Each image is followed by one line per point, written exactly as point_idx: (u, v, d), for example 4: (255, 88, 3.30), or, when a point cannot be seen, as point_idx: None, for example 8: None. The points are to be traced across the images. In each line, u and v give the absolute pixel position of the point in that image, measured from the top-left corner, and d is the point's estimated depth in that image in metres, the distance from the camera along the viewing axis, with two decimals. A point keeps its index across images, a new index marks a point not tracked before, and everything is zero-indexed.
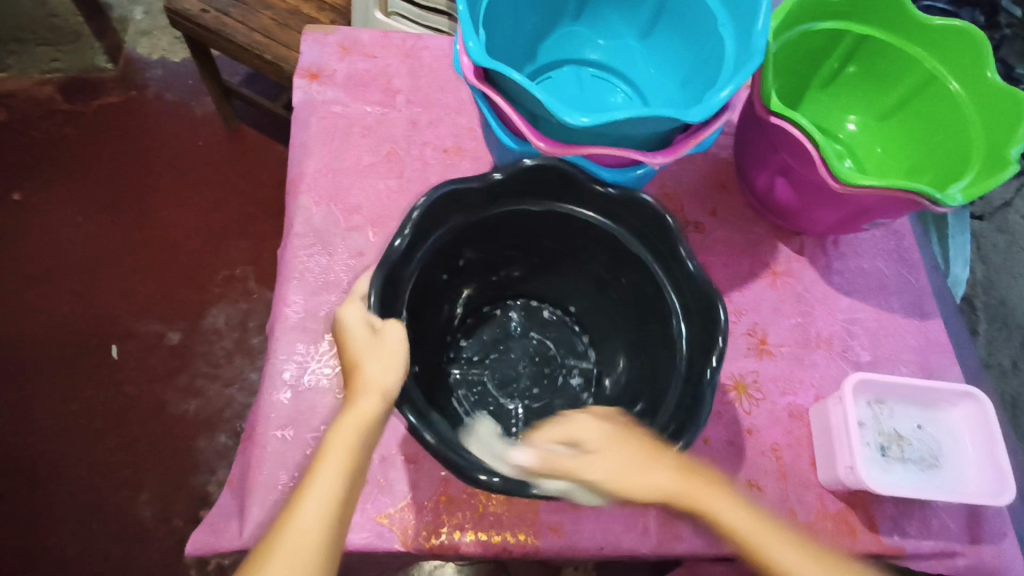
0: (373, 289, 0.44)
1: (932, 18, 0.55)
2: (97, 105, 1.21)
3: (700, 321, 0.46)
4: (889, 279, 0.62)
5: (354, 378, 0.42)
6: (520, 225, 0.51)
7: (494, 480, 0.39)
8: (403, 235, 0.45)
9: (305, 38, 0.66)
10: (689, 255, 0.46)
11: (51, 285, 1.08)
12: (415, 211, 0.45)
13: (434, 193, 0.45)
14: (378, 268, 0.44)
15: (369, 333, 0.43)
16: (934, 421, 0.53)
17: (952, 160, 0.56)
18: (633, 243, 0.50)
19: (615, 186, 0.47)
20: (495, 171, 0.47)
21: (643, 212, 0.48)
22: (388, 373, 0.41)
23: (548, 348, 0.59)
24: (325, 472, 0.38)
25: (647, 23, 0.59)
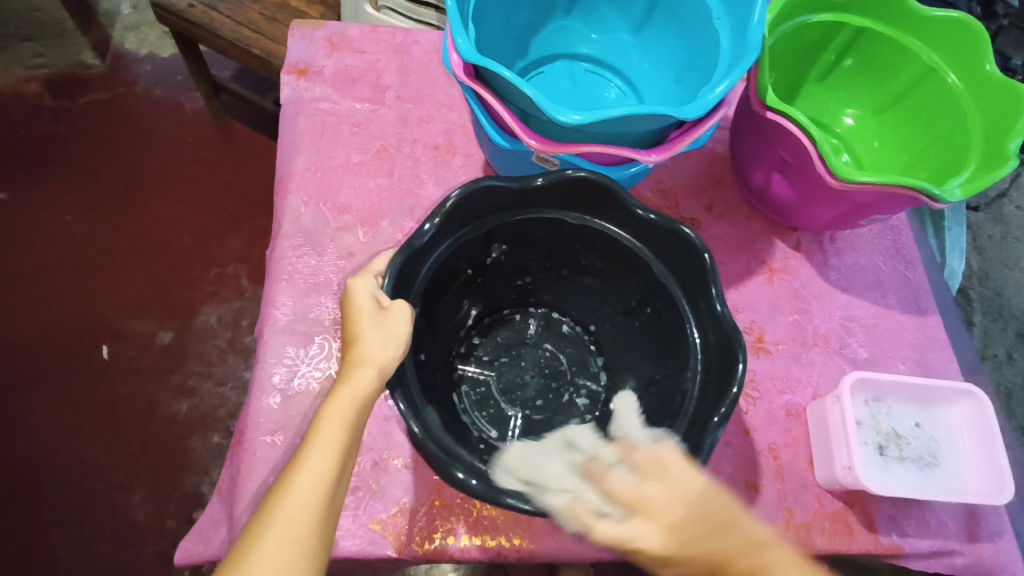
0: (389, 270, 0.43)
1: (931, 9, 0.54)
2: (86, 102, 1.19)
3: (719, 367, 0.45)
4: (886, 275, 0.62)
5: (352, 351, 0.41)
6: (542, 229, 0.51)
7: (470, 481, 0.39)
8: (432, 222, 0.44)
9: (292, 33, 0.65)
10: (720, 296, 0.45)
11: (40, 285, 1.06)
12: (449, 200, 0.44)
13: (472, 186, 0.45)
14: (398, 252, 0.43)
15: (374, 309, 0.42)
16: (933, 420, 0.53)
17: (950, 154, 0.55)
18: (659, 267, 0.50)
19: (656, 213, 0.47)
20: (536, 176, 0.46)
21: (672, 238, 0.47)
22: (389, 348, 0.41)
23: (559, 363, 0.58)
24: (321, 443, 0.37)
25: (641, 17, 0.58)
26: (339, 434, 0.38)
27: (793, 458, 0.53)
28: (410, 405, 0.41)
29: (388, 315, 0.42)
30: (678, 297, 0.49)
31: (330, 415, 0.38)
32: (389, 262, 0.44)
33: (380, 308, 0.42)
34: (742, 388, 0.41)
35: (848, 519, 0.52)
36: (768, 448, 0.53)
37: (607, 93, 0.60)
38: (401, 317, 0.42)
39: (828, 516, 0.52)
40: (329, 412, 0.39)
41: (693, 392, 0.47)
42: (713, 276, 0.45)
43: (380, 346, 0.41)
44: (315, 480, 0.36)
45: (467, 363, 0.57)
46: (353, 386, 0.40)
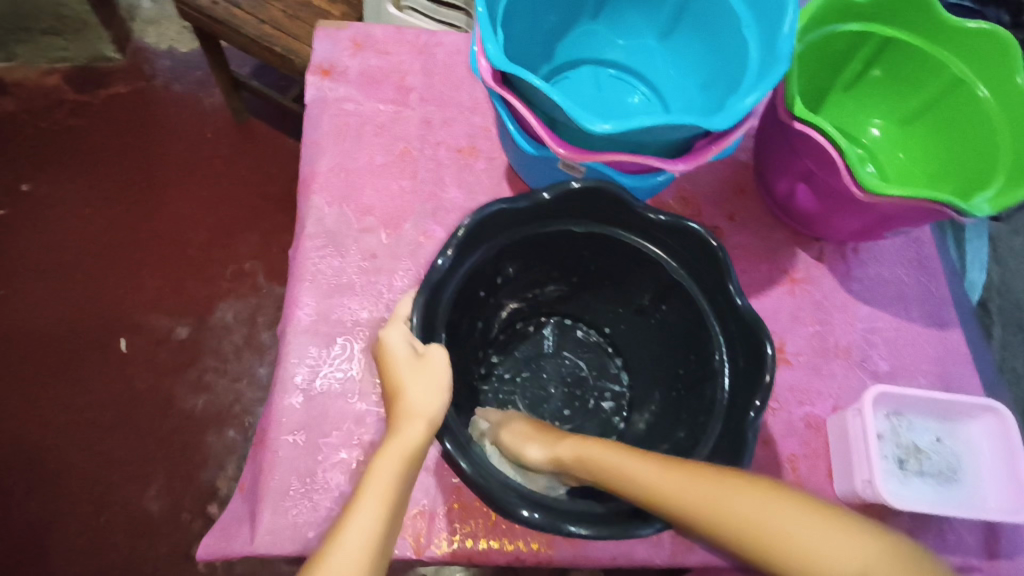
0: (415, 311, 0.44)
1: (962, 20, 0.54)
2: (106, 95, 1.20)
3: (746, 355, 0.46)
4: (909, 287, 0.61)
5: (398, 403, 0.42)
6: (559, 243, 0.51)
7: (531, 514, 0.39)
8: (445, 255, 0.44)
9: (317, 33, 0.65)
10: (738, 292, 0.46)
11: (59, 277, 1.08)
12: (460, 229, 0.45)
13: (480, 214, 0.45)
14: (421, 291, 0.44)
15: (412, 357, 0.43)
16: (952, 434, 0.52)
17: (977, 168, 0.54)
18: (678, 271, 0.50)
19: (665, 213, 0.47)
20: (543, 191, 0.47)
21: (686, 238, 0.48)
22: (433, 398, 0.42)
23: (580, 369, 0.59)
24: (371, 498, 0.38)
25: (668, 24, 0.57)
26: (389, 478, 0.39)
27: (811, 470, 0.53)
28: (457, 441, 0.41)
29: (427, 362, 0.43)
30: (698, 295, 0.49)
31: (380, 466, 0.40)
32: (414, 301, 0.45)
33: (418, 356, 0.43)
34: (774, 382, 0.41)
35: None
36: (787, 459, 0.53)
37: (631, 100, 0.60)
38: (439, 363, 0.43)
39: None
40: (379, 463, 0.40)
41: (718, 394, 0.47)
42: (729, 271, 0.46)
43: (424, 396, 0.42)
44: (365, 525, 0.37)
45: (486, 382, 0.57)
46: (401, 439, 0.41)
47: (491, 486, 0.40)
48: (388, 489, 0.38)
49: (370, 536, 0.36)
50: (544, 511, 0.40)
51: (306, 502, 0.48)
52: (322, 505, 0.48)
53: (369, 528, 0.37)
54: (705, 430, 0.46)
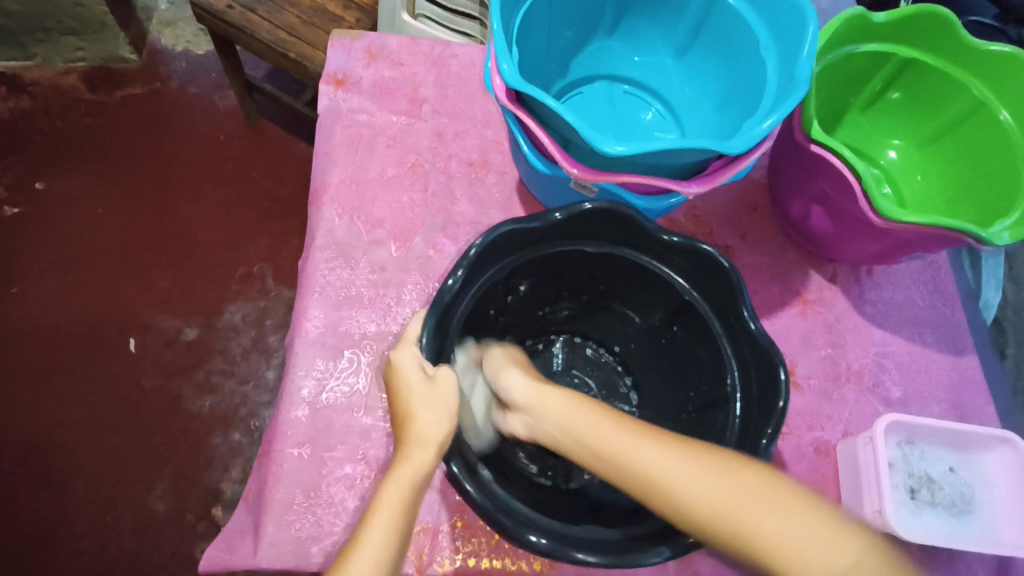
0: (424, 330, 0.44)
1: (985, 43, 0.53)
2: (122, 96, 1.21)
3: (760, 379, 0.45)
4: (924, 311, 0.60)
5: (408, 428, 0.42)
6: (569, 262, 0.51)
7: (539, 541, 0.39)
8: (456, 276, 0.44)
9: (332, 42, 0.65)
10: (751, 314, 0.45)
11: (72, 275, 1.09)
12: (471, 250, 0.44)
13: (491, 234, 0.45)
14: (430, 312, 0.44)
15: (423, 380, 0.43)
16: (966, 465, 0.51)
17: (996, 193, 0.53)
18: (690, 292, 0.49)
19: (678, 235, 0.47)
20: (555, 211, 0.46)
21: (698, 259, 0.47)
22: (444, 424, 0.42)
23: (589, 388, 0.58)
24: (380, 527, 0.37)
25: (684, 41, 0.57)
26: (398, 505, 0.38)
27: (820, 496, 0.53)
28: (465, 466, 0.41)
29: (437, 386, 0.43)
30: (710, 318, 0.49)
31: (388, 493, 0.39)
32: (423, 326, 0.45)
33: (429, 379, 0.43)
34: (788, 410, 0.41)
35: None
36: (796, 485, 0.53)
37: (645, 116, 0.60)
38: (450, 388, 0.43)
39: None
40: (388, 490, 0.39)
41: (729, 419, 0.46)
42: (743, 294, 0.45)
43: (435, 421, 0.42)
44: (375, 554, 0.36)
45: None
46: (411, 465, 0.40)
47: (499, 513, 0.40)
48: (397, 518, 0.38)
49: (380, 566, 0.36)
50: (551, 537, 0.40)
51: (309, 517, 0.48)
52: (325, 520, 0.48)
53: (379, 557, 0.36)
54: (718, 455, 0.45)
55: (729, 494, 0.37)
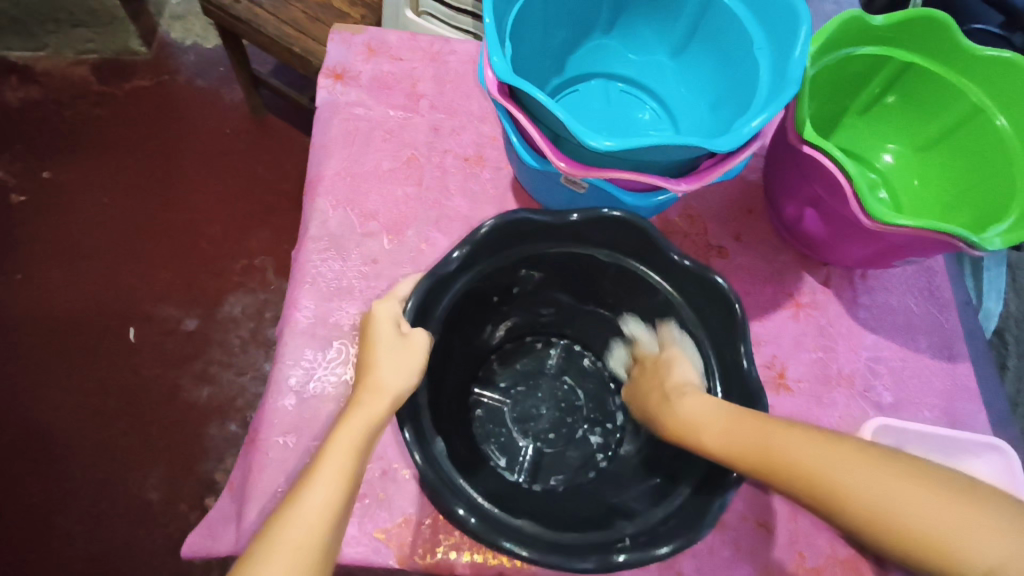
0: (414, 295, 0.45)
1: (983, 48, 0.53)
2: (130, 88, 1.22)
3: None
4: (917, 317, 0.60)
5: (367, 376, 0.44)
6: (578, 266, 0.52)
7: (469, 519, 0.41)
8: (461, 250, 0.46)
9: (332, 36, 0.66)
10: (747, 352, 0.46)
11: (75, 264, 1.10)
12: (483, 227, 0.47)
13: (506, 219, 0.47)
14: (424, 277, 0.45)
15: (395, 335, 0.45)
16: (956, 473, 0.51)
17: (991, 199, 0.53)
18: (690, 316, 0.51)
19: (691, 259, 0.48)
20: (573, 211, 0.48)
21: (709, 290, 0.48)
22: (402, 378, 0.43)
23: (577, 399, 0.58)
24: (326, 473, 0.38)
25: (681, 41, 0.57)
26: (350, 447, 0.40)
27: None
28: (417, 436, 0.42)
29: (407, 343, 0.44)
30: (706, 346, 0.50)
31: (342, 434, 0.41)
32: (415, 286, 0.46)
33: (401, 335, 0.45)
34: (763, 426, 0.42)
35: (860, 567, 0.50)
36: None
37: (641, 115, 0.60)
38: (419, 346, 0.44)
39: (840, 563, 0.50)
40: (341, 434, 0.41)
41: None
42: (743, 331, 0.46)
43: (394, 373, 0.43)
44: (326, 492, 0.38)
45: (485, 389, 0.57)
46: (365, 413, 0.42)
47: (438, 484, 0.41)
48: (349, 458, 0.39)
49: (330, 504, 0.37)
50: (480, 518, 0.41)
51: None
52: None
53: (329, 496, 0.38)
54: (684, 480, 0.46)
55: (854, 471, 0.38)
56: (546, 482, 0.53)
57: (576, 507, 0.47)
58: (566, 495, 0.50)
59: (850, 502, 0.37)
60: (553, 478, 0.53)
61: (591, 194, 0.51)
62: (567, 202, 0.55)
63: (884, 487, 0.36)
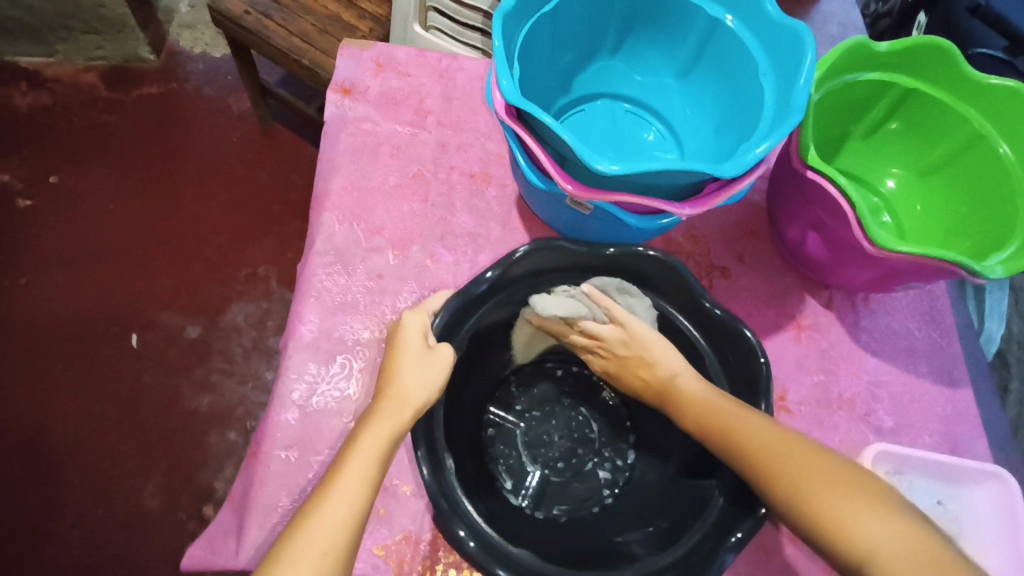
0: (444, 311, 0.48)
1: (987, 76, 0.53)
2: (139, 95, 1.23)
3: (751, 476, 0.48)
4: (918, 341, 0.60)
5: (391, 384, 0.45)
6: None
7: (468, 543, 0.42)
8: (495, 270, 0.50)
9: (341, 51, 0.66)
10: (767, 407, 0.48)
11: (79, 269, 1.10)
12: (517, 250, 0.50)
13: (542, 245, 0.51)
14: (455, 295, 0.49)
15: (421, 348, 0.46)
16: (954, 498, 0.51)
17: (994, 226, 0.53)
18: (712, 360, 0.53)
19: (722, 308, 0.50)
20: (607, 246, 0.52)
21: (731, 336, 0.51)
22: (423, 391, 0.45)
23: (589, 430, 0.57)
24: (348, 479, 0.40)
25: (687, 64, 0.57)
26: (376, 455, 0.42)
27: None
28: (429, 453, 0.44)
29: (433, 356, 0.46)
30: (725, 394, 0.52)
31: (366, 442, 0.42)
32: (444, 303, 0.49)
33: (427, 347, 0.47)
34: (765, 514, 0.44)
35: None
36: None
37: (646, 136, 0.60)
38: (444, 360, 0.46)
39: None
40: (365, 440, 0.42)
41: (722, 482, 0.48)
42: (765, 385, 0.48)
43: (418, 385, 0.45)
44: (353, 498, 0.40)
45: (501, 409, 0.56)
46: (388, 419, 0.43)
47: (442, 501, 0.43)
48: (375, 463, 0.42)
49: (357, 509, 0.39)
50: (480, 542, 0.43)
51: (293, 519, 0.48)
52: None
53: (356, 499, 0.40)
54: (693, 526, 0.46)
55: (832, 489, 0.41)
56: (548, 511, 0.52)
57: (579, 544, 0.48)
58: (569, 530, 0.50)
59: (809, 498, 0.41)
60: (557, 507, 0.53)
61: (596, 215, 0.51)
62: (572, 221, 0.55)
63: (843, 501, 0.40)
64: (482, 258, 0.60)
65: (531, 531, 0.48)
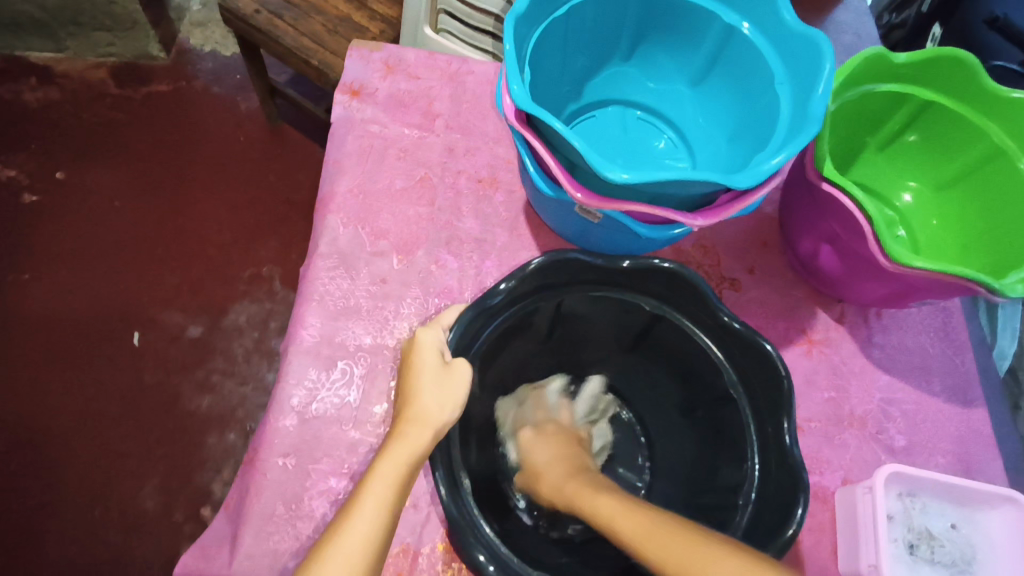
0: (457, 325, 0.46)
1: (1008, 90, 0.52)
2: (148, 92, 1.23)
3: (773, 508, 0.45)
4: (932, 358, 0.59)
5: (409, 407, 0.44)
6: (620, 310, 0.54)
7: (488, 566, 0.40)
8: (509, 283, 0.48)
9: (350, 53, 0.65)
10: (790, 427, 0.46)
11: (82, 265, 1.10)
12: (532, 263, 0.48)
13: (557, 257, 0.49)
14: (468, 308, 0.47)
15: (438, 364, 0.45)
16: (970, 522, 0.49)
17: (1012, 242, 0.52)
18: (733, 378, 0.51)
19: (741, 321, 0.48)
20: (623, 258, 0.50)
21: (756, 355, 0.49)
22: (444, 411, 0.44)
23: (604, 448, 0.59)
24: (367, 506, 0.38)
25: (701, 72, 0.56)
26: (394, 477, 0.40)
27: (815, 544, 0.51)
28: (447, 473, 0.43)
29: (451, 373, 0.45)
30: (747, 414, 0.50)
31: (384, 463, 0.41)
32: (458, 317, 0.47)
33: (444, 365, 0.46)
34: (797, 535, 0.41)
35: None
36: None
37: (657, 144, 0.59)
38: (462, 377, 0.45)
39: None
40: (383, 464, 0.40)
41: (744, 503, 0.47)
42: (789, 405, 0.46)
43: (437, 405, 0.44)
44: (369, 524, 0.38)
45: None
46: (407, 443, 0.42)
47: (462, 521, 0.41)
48: (394, 489, 0.39)
49: (375, 533, 0.38)
50: (500, 565, 0.41)
51: (288, 529, 0.47)
52: (303, 533, 0.47)
53: (373, 521, 0.38)
54: None
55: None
56: (562, 531, 0.52)
57: (591, 561, 0.47)
58: (582, 548, 0.49)
59: None
60: (571, 526, 0.53)
61: (606, 224, 0.50)
62: (580, 229, 0.55)
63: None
64: (488, 264, 0.59)
65: (541, 548, 0.47)
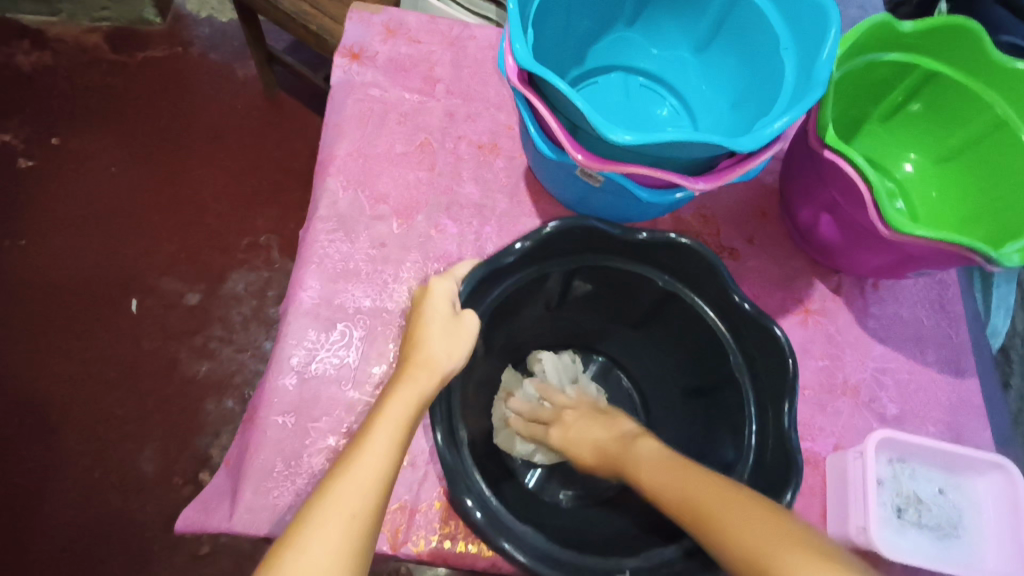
0: (469, 280, 0.47)
1: (1012, 60, 0.51)
2: (144, 57, 1.21)
3: (772, 476, 0.46)
4: (927, 330, 0.59)
5: (416, 353, 0.44)
6: (627, 283, 0.54)
7: (475, 513, 0.41)
8: (523, 244, 0.48)
9: (351, 15, 0.64)
10: (791, 406, 0.46)
11: (78, 231, 1.09)
12: (545, 228, 0.48)
13: (569, 224, 0.49)
14: (480, 264, 0.47)
15: (449, 314, 0.46)
16: (956, 488, 0.50)
17: (1008, 214, 0.52)
18: (736, 355, 0.51)
19: (751, 303, 0.49)
20: (641, 230, 0.50)
21: (762, 333, 0.49)
22: (452, 357, 0.44)
23: None
24: (378, 439, 0.39)
25: (705, 37, 0.56)
26: (403, 416, 0.40)
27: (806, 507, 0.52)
28: (444, 427, 0.43)
29: (460, 323, 0.45)
30: (745, 386, 0.51)
31: (395, 403, 0.41)
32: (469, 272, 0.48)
33: (454, 315, 0.46)
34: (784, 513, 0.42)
35: None
36: None
37: (660, 111, 0.59)
38: (471, 329, 0.46)
39: None
40: (393, 405, 0.41)
41: (738, 476, 0.48)
42: (793, 384, 0.47)
43: (446, 352, 0.44)
44: (382, 454, 0.38)
45: None
46: (416, 385, 0.42)
47: (454, 470, 0.42)
48: (403, 426, 0.40)
49: (387, 465, 0.38)
50: (486, 515, 0.42)
51: (288, 485, 0.48)
52: (302, 489, 0.48)
53: (385, 454, 0.38)
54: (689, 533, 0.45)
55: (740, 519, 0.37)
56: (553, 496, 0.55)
57: (580, 529, 0.48)
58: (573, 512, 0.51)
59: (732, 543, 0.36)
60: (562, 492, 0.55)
61: (607, 188, 0.50)
62: (581, 195, 0.54)
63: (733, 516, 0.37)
64: (488, 230, 0.59)
65: (532, 511, 0.48)
